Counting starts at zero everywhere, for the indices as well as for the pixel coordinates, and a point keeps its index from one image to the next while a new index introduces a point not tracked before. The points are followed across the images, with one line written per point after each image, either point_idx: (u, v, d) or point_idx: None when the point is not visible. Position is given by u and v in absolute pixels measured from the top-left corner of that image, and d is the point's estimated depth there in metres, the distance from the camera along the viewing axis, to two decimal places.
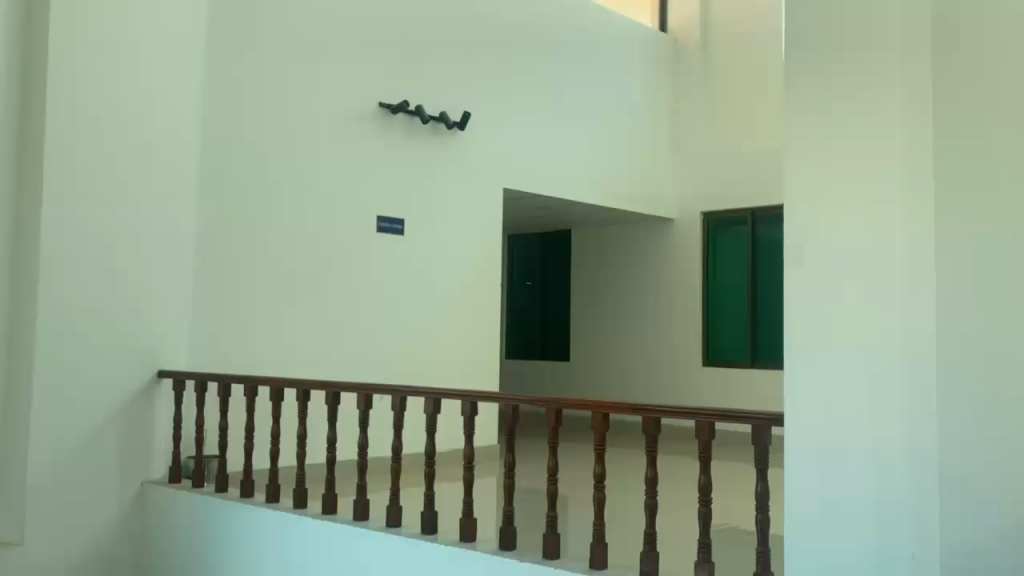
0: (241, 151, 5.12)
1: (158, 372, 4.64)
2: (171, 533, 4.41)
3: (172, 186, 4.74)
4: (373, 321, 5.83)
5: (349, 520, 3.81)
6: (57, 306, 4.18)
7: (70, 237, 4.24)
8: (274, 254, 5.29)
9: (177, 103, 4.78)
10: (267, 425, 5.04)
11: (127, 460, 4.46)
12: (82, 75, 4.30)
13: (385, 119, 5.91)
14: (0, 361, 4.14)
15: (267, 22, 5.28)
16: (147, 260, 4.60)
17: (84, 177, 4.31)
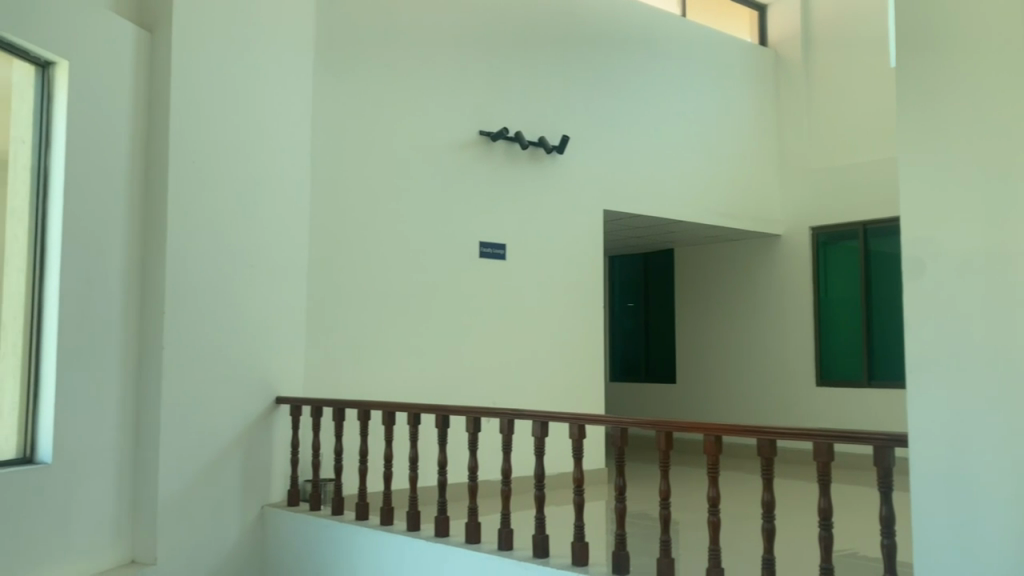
0: (346, 182, 5.30)
1: (277, 398, 4.84)
2: (291, 556, 4.56)
3: (284, 219, 4.95)
4: (477, 346, 5.88)
5: (461, 543, 3.84)
6: (182, 333, 4.27)
7: (193, 266, 4.34)
8: (381, 283, 5.44)
9: (287, 139, 4.99)
10: (379, 448, 5.15)
11: (248, 483, 4.64)
12: (205, 111, 4.44)
13: (486, 147, 6.00)
14: (130, 384, 4.15)
15: (368, 58, 5.47)
16: (264, 290, 4.79)
17: (207, 210, 4.44)
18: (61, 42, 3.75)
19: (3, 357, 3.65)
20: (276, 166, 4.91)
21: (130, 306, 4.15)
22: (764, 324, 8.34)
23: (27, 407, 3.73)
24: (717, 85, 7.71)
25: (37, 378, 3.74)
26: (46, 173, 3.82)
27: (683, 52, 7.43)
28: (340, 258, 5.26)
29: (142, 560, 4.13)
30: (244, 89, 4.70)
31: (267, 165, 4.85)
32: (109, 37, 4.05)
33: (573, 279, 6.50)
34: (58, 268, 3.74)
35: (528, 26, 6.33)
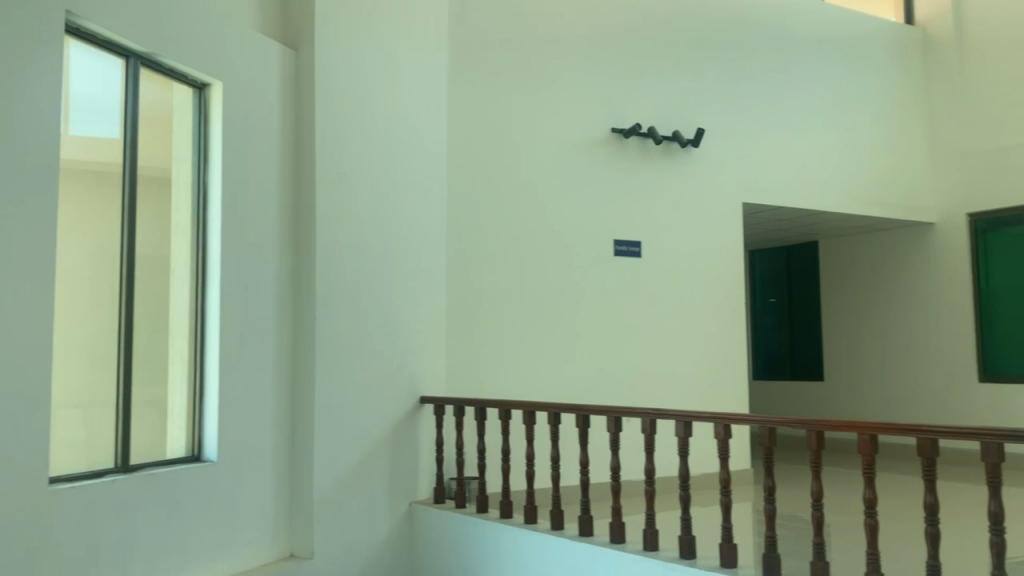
0: (480, 187, 5.43)
1: (421, 399, 4.98)
2: (438, 552, 4.67)
3: (423, 224, 5.10)
4: (616, 346, 5.85)
5: (606, 542, 3.83)
6: (332, 337, 4.45)
7: (340, 273, 4.52)
8: (518, 284, 5.52)
9: (424, 147, 5.13)
10: (521, 447, 5.21)
11: (396, 481, 4.79)
12: (346, 122, 4.60)
13: (618, 144, 5.96)
14: (286, 386, 4.35)
15: (499, 64, 5.57)
16: (406, 295, 4.94)
17: (352, 219, 4.61)
18: (215, 64, 3.97)
19: (173, 362, 3.87)
20: (414, 173, 5.05)
21: (283, 312, 4.36)
22: (918, 317, 7.89)
23: (195, 409, 3.95)
24: (860, 68, 7.35)
25: (202, 381, 3.96)
26: (206, 189, 4.05)
27: (823, 36, 7.12)
28: (477, 261, 5.38)
29: (300, 554, 4.31)
30: (384, 101, 4.86)
31: (406, 173, 4.99)
32: (258, 58, 4.26)
33: (714, 275, 6.34)
34: (220, 277, 3.96)
35: (659, 18, 6.22)
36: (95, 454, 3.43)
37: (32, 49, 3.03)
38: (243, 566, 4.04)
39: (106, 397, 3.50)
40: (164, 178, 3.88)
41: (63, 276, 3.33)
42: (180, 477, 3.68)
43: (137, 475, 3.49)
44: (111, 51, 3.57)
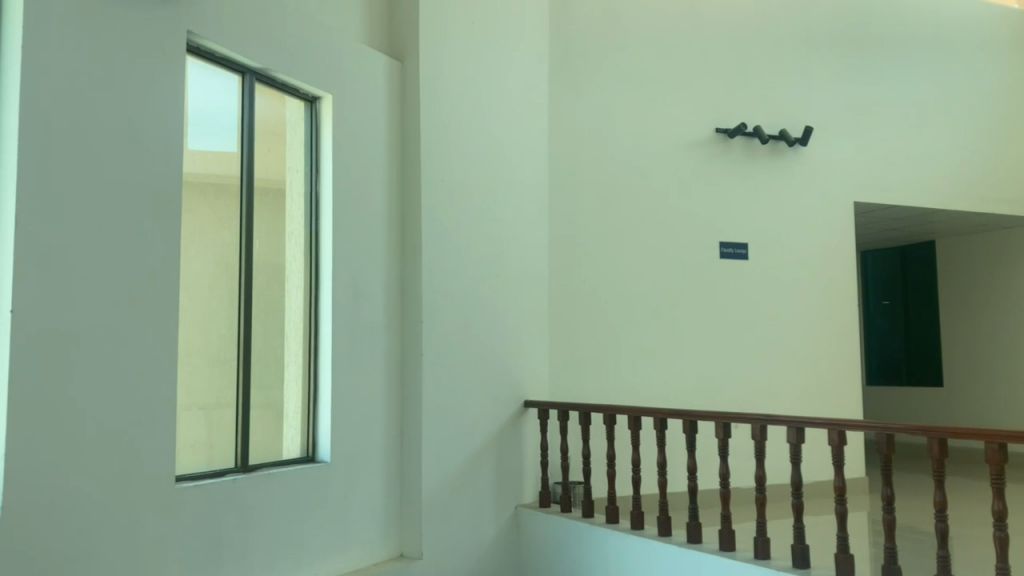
0: (582, 192, 5.48)
1: (525, 403, 5.02)
2: (544, 557, 4.69)
3: (527, 231, 5.14)
4: (721, 350, 5.75)
5: (715, 550, 3.77)
6: (438, 342, 4.51)
7: (446, 279, 4.59)
8: (619, 289, 5.51)
9: (525, 155, 5.17)
10: (626, 452, 5.18)
11: (502, 484, 4.84)
12: (450, 130, 4.68)
13: (723, 145, 5.87)
14: (394, 391, 4.45)
15: (600, 70, 5.59)
16: (510, 300, 4.99)
17: (457, 225, 4.68)
18: (325, 78, 4.11)
19: (288, 366, 4.01)
20: (516, 179, 5.09)
21: (391, 318, 4.47)
22: None
23: (309, 412, 4.09)
24: (981, 57, 7.00)
25: (316, 384, 4.09)
26: (318, 199, 4.18)
27: (941, 26, 6.81)
28: (580, 267, 5.43)
29: (410, 554, 4.38)
30: (487, 110, 4.92)
31: (509, 180, 5.04)
32: (365, 71, 4.38)
33: (824, 276, 6.15)
34: (331, 284, 4.08)
35: (764, 16, 6.09)
36: (216, 453, 3.58)
37: (158, 69, 3.21)
38: (356, 565, 4.15)
39: (227, 399, 3.65)
40: (278, 188, 4.04)
41: (187, 283, 3.49)
42: (295, 477, 3.81)
43: (255, 474, 3.63)
44: (229, 68, 3.73)
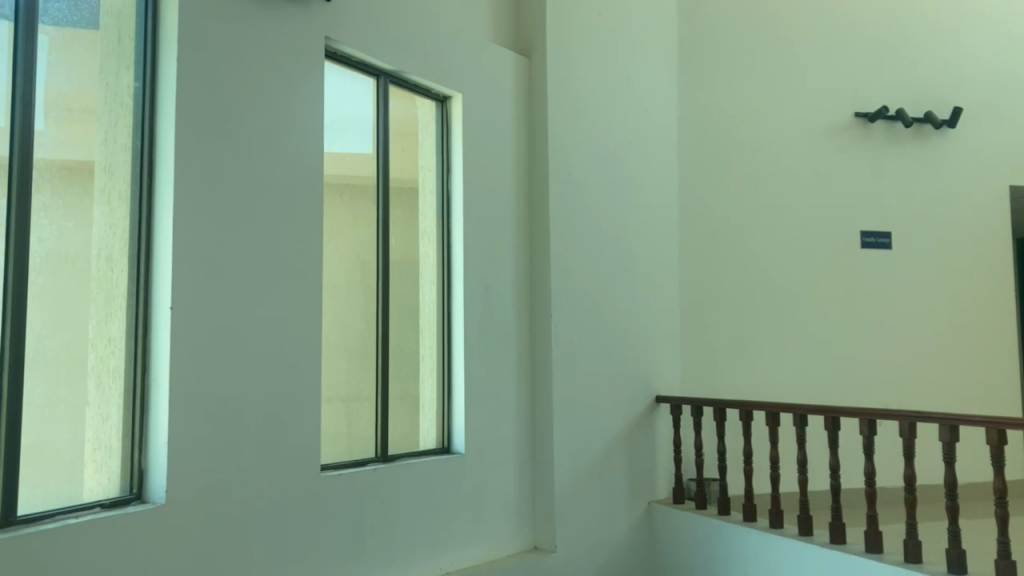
0: (713, 184, 5.37)
1: (657, 398, 4.98)
2: (679, 552, 4.64)
3: (656, 224, 5.08)
4: (863, 344, 5.51)
5: (861, 552, 3.62)
6: (568, 336, 4.52)
7: (576, 273, 4.59)
8: (753, 282, 5.38)
9: (654, 148, 5.11)
10: (763, 450, 5.04)
11: (634, 480, 4.81)
12: (579, 124, 4.67)
13: (863, 129, 5.62)
14: (525, 385, 4.48)
15: (732, 58, 5.46)
16: (640, 294, 4.95)
17: (587, 218, 4.68)
18: (455, 78, 4.18)
19: (423, 360, 4.12)
20: (645, 173, 5.04)
21: (520, 313, 4.50)
22: None
23: (443, 405, 4.18)
24: None
25: (450, 378, 4.18)
26: (449, 196, 4.27)
27: None
28: (713, 260, 5.32)
29: (544, 547, 4.41)
30: (615, 104, 4.89)
31: (639, 175, 5.00)
32: (494, 69, 4.43)
33: (977, 266, 5.78)
34: (463, 279, 4.15)
35: None
36: (358, 445, 3.71)
37: (299, 76, 3.35)
38: (493, 556, 4.21)
39: (367, 392, 3.78)
40: (411, 187, 4.14)
41: (329, 281, 3.63)
42: (432, 468, 3.90)
43: (394, 465, 3.74)
44: (365, 71, 3.86)
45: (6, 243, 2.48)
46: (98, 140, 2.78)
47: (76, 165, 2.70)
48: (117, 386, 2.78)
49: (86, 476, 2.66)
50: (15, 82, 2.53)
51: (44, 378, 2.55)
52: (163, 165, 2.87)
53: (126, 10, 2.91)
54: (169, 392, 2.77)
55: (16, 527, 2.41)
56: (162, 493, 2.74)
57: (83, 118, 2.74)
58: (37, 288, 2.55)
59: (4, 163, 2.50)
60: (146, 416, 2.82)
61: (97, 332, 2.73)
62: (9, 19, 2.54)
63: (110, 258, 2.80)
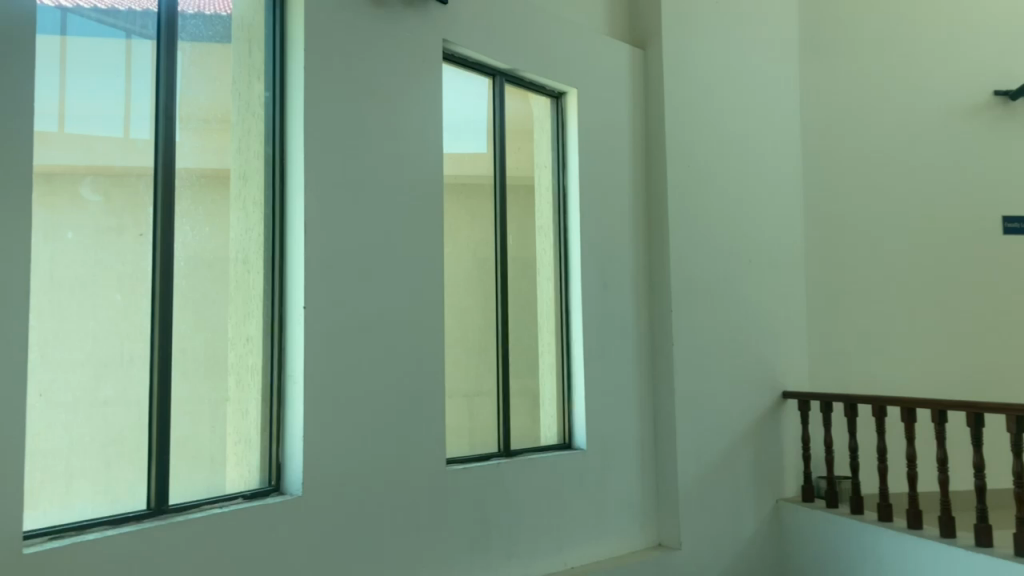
0: (839, 172, 5.18)
1: (783, 394, 4.86)
2: (811, 553, 4.51)
3: (779, 215, 4.95)
4: (1006, 336, 5.20)
5: (1011, 556, 3.42)
6: (690, 330, 4.45)
7: (697, 267, 4.52)
8: (883, 273, 5.16)
9: (775, 138, 4.99)
10: (898, 447, 4.83)
11: (761, 477, 4.70)
12: (697, 115, 4.59)
13: (1002, 108, 5.32)
14: (646, 380, 4.44)
15: (855, 42, 5.28)
16: (763, 286, 4.83)
17: (707, 211, 4.59)
18: (571, 73, 4.18)
19: (542, 355, 4.14)
20: (766, 164, 4.91)
21: (640, 307, 4.46)
22: None
23: (564, 401, 4.19)
24: None
25: (570, 373, 4.19)
26: (566, 192, 4.27)
27: None
28: (839, 251, 5.14)
29: (668, 544, 4.35)
30: (735, 93, 4.78)
31: (760, 165, 4.88)
32: (609, 63, 4.40)
33: None
34: (581, 274, 4.15)
35: None
36: (481, 440, 3.76)
37: (418, 80, 3.43)
38: (617, 552, 4.19)
39: (488, 388, 3.83)
40: (527, 184, 4.17)
41: (450, 279, 3.70)
42: (555, 463, 3.92)
43: (518, 459, 3.78)
44: (480, 71, 3.90)
45: (154, 248, 2.64)
46: (233, 148, 2.93)
47: (214, 173, 2.85)
48: (255, 382, 2.92)
49: (228, 469, 2.81)
50: (158, 97, 2.69)
51: (189, 375, 2.70)
52: (293, 169, 2.99)
53: (255, 23, 3.04)
54: (303, 388, 2.88)
55: (168, 516, 2.56)
56: (298, 485, 2.86)
57: (219, 128, 2.88)
58: (181, 289, 2.71)
59: (150, 173, 2.66)
60: (282, 411, 2.95)
61: (236, 332, 2.88)
62: (152, 38, 2.69)
63: (246, 261, 2.94)
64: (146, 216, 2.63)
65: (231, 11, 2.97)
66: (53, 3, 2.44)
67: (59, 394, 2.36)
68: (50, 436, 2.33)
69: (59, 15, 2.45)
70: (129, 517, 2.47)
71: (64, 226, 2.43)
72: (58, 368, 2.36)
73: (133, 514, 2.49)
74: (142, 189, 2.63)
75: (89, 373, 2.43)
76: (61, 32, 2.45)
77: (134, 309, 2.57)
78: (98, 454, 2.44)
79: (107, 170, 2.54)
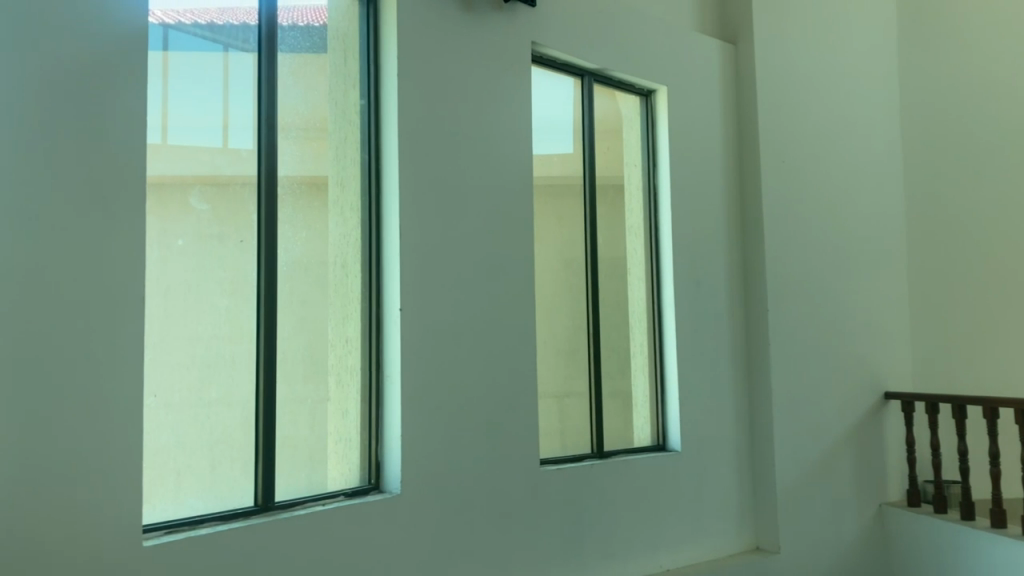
0: (942, 165, 5.00)
1: (885, 395, 4.73)
2: (920, 559, 4.36)
3: (877, 211, 4.81)
4: None
5: None
6: (786, 330, 4.34)
7: (794, 265, 4.41)
8: (991, 269, 4.97)
9: (871, 131, 4.84)
10: (1012, 451, 4.63)
11: (864, 480, 4.57)
12: (792, 110, 4.49)
13: None
14: (741, 381, 4.36)
15: (956, 30, 5.09)
16: (863, 284, 4.70)
17: (804, 207, 4.49)
18: (659, 71, 4.13)
19: (634, 356, 4.12)
20: (862, 159, 4.77)
21: (735, 307, 4.38)
22: None
23: (657, 401, 4.15)
24: None
25: (663, 374, 4.15)
26: (656, 191, 4.24)
27: None
28: (944, 247, 4.96)
29: (767, 548, 4.26)
30: (829, 87, 4.66)
31: (856, 160, 4.75)
32: (698, 60, 4.34)
33: None
34: (673, 273, 4.11)
35: None
36: (573, 442, 3.76)
37: (508, 84, 3.45)
38: (714, 556, 4.12)
39: (579, 390, 3.83)
40: (617, 184, 4.16)
41: (541, 281, 3.72)
42: (649, 465, 3.88)
43: (611, 460, 3.76)
44: (567, 71, 3.89)
45: (258, 253, 2.74)
46: (331, 156, 3.01)
47: (313, 181, 2.93)
48: (354, 383, 3.00)
49: (330, 467, 2.89)
50: (260, 108, 2.78)
51: (292, 376, 2.80)
52: (388, 175, 3.05)
53: (350, 32, 3.12)
54: (401, 388, 2.94)
55: (274, 512, 2.65)
56: (397, 483, 2.91)
57: (317, 136, 2.97)
58: (284, 294, 2.80)
59: (253, 182, 2.76)
60: (381, 411, 3.01)
61: (336, 334, 2.96)
62: (252, 51, 2.79)
63: (345, 265, 3.02)
64: (250, 223, 2.73)
65: (327, 21, 3.05)
66: (155, 20, 2.55)
67: (173, 396, 2.47)
68: (164, 436, 2.44)
69: (161, 32, 2.55)
70: (238, 513, 2.57)
71: (175, 234, 2.53)
72: (171, 371, 2.47)
73: (242, 510, 2.59)
74: (246, 197, 2.73)
75: (199, 375, 2.54)
76: (163, 47, 2.55)
77: (240, 314, 2.67)
78: (207, 452, 2.54)
79: (213, 179, 2.64)
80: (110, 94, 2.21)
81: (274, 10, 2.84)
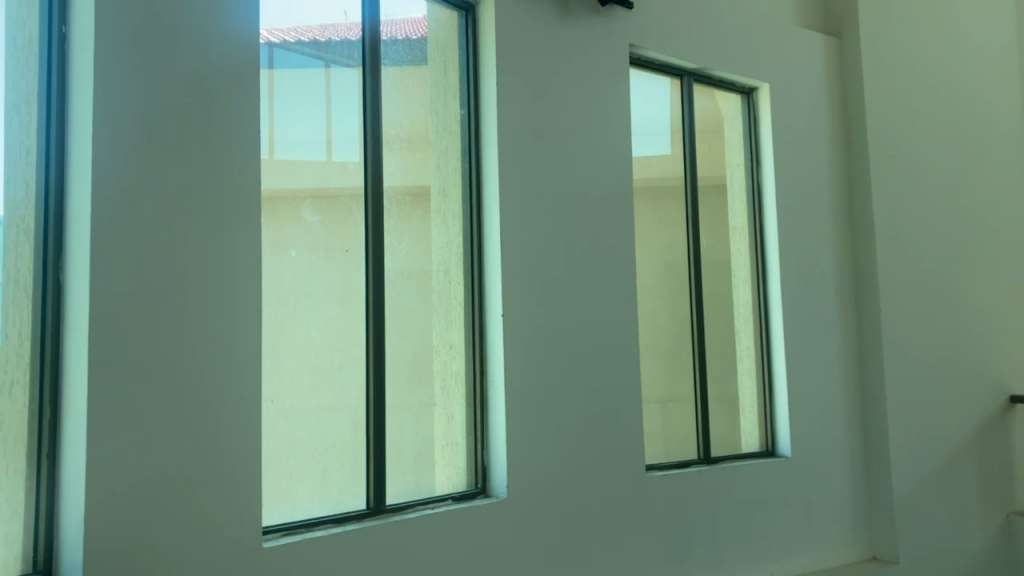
0: None
1: (1010, 398, 4.54)
2: None
3: (994, 206, 4.60)
4: None
5: None
6: (901, 331, 4.17)
7: (909, 263, 4.24)
8: None
9: (986, 124, 4.64)
10: None
11: (990, 488, 4.40)
12: (902, 103, 4.32)
13: None
14: (853, 384, 4.20)
15: None
16: (982, 283, 4.50)
17: (918, 204, 4.31)
18: (761, 68, 4.04)
19: (740, 358, 4.03)
20: (977, 152, 4.58)
21: (845, 307, 4.23)
22: None
23: (765, 405, 4.05)
24: None
25: (771, 377, 4.05)
26: (760, 189, 4.14)
27: None
28: None
29: (885, 558, 4.09)
30: (939, 79, 4.48)
31: (971, 154, 4.55)
32: (801, 54, 4.22)
33: None
34: (780, 274, 4.01)
35: None
36: (678, 447, 3.72)
37: (606, 87, 3.44)
38: (829, 565, 3.99)
39: (683, 394, 3.78)
40: (719, 185, 4.09)
41: (644, 284, 3.69)
42: (758, 471, 3.79)
43: (719, 466, 3.70)
44: (665, 72, 3.85)
45: (366, 263, 2.81)
46: (432, 165, 3.07)
47: (416, 190, 3.00)
48: (459, 387, 3.05)
49: (437, 470, 2.94)
50: (365, 122, 2.86)
51: (399, 382, 2.86)
52: (488, 181, 3.08)
53: (449, 43, 3.18)
54: (505, 393, 2.96)
55: (386, 515, 2.72)
56: (503, 488, 2.94)
57: (420, 147, 3.03)
58: (391, 301, 2.87)
59: (360, 193, 2.83)
60: (486, 415, 3.04)
61: (440, 339, 3.02)
62: (357, 67, 2.87)
63: (448, 272, 3.07)
64: (358, 233, 2.81)
65: (427, 34, 3.10)
66: (262, 39, 2.61)
67: (288, 401, 2.56)
68: (281, 441, 2.53)
69: (268, 50, 2.62)
70: (351, 515, 2.64)
71: (287, 245, 2.62)
72: (286, 378, 2.56)
73: (356, 512, 2.67)
74: (354, 208, 2.81)
75: (312, 381, 2.62)
76: (269, 65, 2.62)
77: (350, 322, 2.75)
78: (320, 456, 2.62)
79: (322, 191, 2.72)
80: (221, 111, 2.31)
81: (373, 25, 2.90)
